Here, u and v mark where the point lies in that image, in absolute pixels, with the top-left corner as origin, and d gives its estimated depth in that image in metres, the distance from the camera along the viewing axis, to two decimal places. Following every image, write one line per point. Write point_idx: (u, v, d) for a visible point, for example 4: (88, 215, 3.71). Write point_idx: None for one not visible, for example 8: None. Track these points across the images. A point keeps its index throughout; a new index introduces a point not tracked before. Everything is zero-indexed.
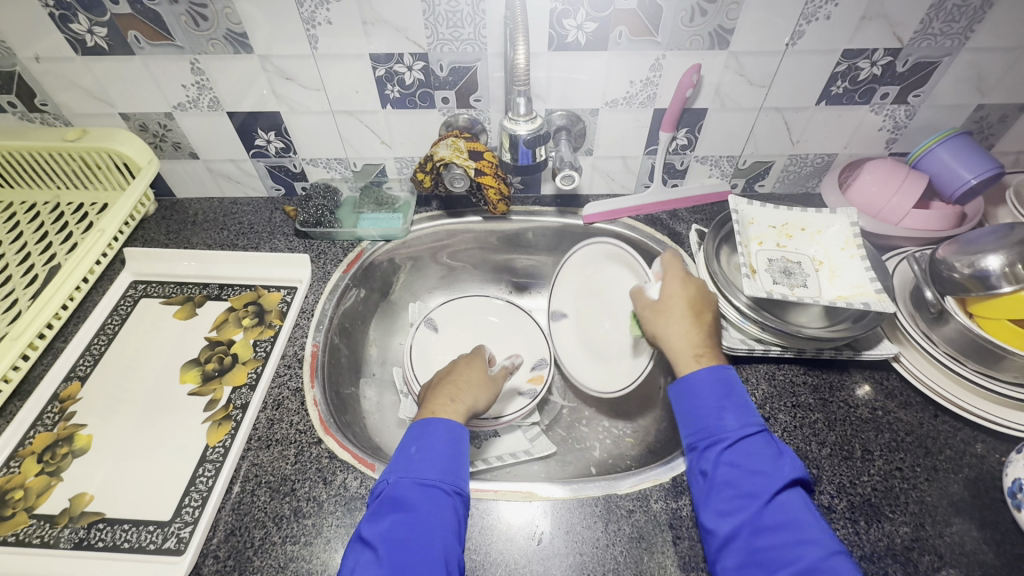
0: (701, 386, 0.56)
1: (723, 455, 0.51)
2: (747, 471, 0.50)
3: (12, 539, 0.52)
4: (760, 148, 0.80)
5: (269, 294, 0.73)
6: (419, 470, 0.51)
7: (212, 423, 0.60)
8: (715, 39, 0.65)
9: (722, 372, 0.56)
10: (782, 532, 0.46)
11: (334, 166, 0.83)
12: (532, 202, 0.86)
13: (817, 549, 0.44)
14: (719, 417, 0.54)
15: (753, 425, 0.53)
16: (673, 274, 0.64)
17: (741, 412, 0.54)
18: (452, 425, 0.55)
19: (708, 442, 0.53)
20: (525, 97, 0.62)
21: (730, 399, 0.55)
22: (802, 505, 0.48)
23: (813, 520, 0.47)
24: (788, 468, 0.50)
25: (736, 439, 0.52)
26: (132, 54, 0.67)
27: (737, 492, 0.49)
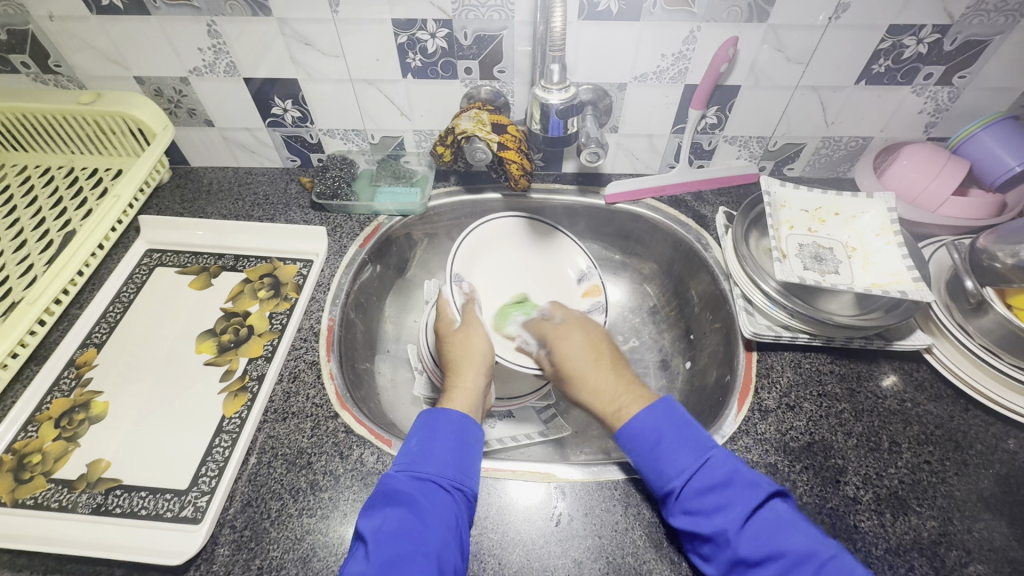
0: (638, 435, 0.52)
1: (682, 507, 0.49)
2: (707, 514, 0.47)
3: (30, 502, 0.52)
4: (793, 129, 0.77)
5: (285, 266, 0.72)
6: (421, 465, 0.50)
7: (229, 394, 0.60)
8: (754, 12, 0.62)
9: (652, 412, 0.53)
10: (767, 563, 0.44)
11: (352, 138, 0.81)
12: (553, 180, 0.84)
13: (805, 568, 0.43)
14: (660, 467, 0.50)
15: (694, 460, 0.50)
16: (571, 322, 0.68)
17: (679, 453, 0.50)
18: (455, 418, 0.54)
19: (664, 496, 0.50)
20: (559, 65, 0.59)
21: (664, 444, 0.51)
22: (774, 523, 0.45)
23: (790, 534, 0.45)
24: (745, 490, 0.47)
25: (682, 485, 0.49)
26: (147, 14, 0.64)
27: (708, 540, 0.47)
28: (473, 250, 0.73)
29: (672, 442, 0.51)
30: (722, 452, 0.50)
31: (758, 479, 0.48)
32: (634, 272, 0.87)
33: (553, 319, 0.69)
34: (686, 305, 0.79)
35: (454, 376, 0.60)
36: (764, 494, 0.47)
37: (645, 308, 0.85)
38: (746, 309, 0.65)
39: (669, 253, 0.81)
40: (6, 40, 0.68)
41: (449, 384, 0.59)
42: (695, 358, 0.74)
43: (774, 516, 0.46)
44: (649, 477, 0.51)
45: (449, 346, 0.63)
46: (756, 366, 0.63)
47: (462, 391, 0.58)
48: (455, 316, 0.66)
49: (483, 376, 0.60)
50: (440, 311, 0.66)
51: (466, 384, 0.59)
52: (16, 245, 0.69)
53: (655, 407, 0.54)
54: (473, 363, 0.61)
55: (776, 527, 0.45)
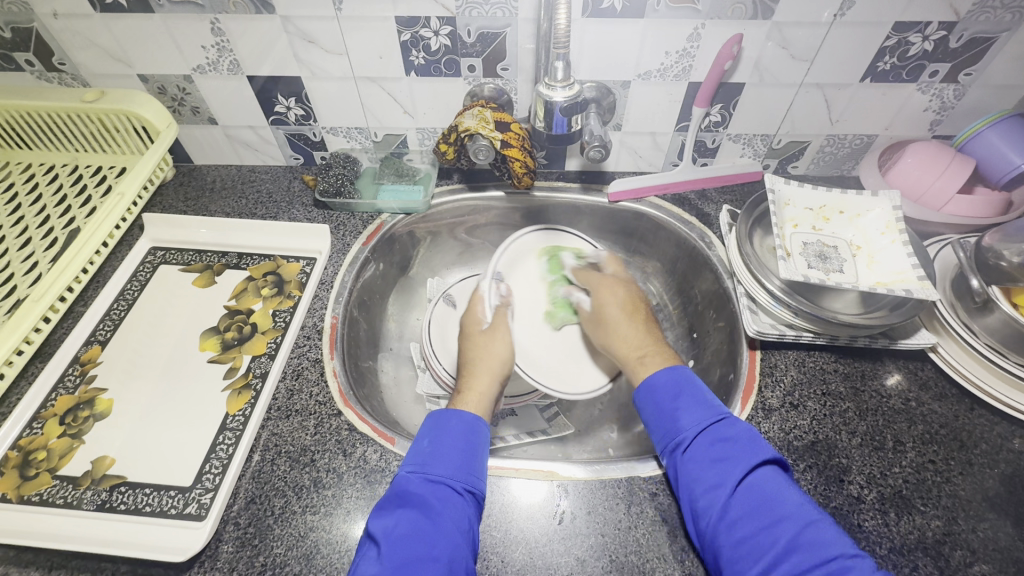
0: (659, 387, 0.55)
1: (687, 457, 0.50)
2: (710, 464, 0.49)
3: (36, 498, 0.52)
4: (797, 127, 0.76)
5: (289, 264, 0.72)
6: (433, 466, 0.50)
7: (232, 391, 0.60)
8: (758, 9, 0.62)
9: (676, 368, 0.56)
10: (753, 516, 0.45)
11: (355, 136, 0.81)
12: (556, 178, 0.84)
13: (792, 523, 0.44)
14: (676, 416, 0.52)
15: (708, 416, 0.51)
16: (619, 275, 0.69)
17: (695, 408, 0.52)
18: (467, 419, 0.54)
19: (671, 445, 0.52)
20: (562, 62, 0.59)
21: (683, 397, 0.53)
22: (770, 482, 0.47)
23: (783, 493, 0.46)
24: (749, 447, 0.49)
25: (693, 436, 0.51)
26: (151, 12, 0.65)
27: (705, 488, 0.48)
28: (517, 254, 0.73)
29: (690, 399, 0.53)
30: (734, 419, 0.52)
31: (766, 446, 0.49)
32: (637, 271, 0.87)
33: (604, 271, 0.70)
34: (690, 303, 0.79)
35: (469, 377, 0.60)
36: (768, 457, 0.48)
37: (649, 307, 0.84)
38: (750, 307, 0.65)
39: (673, 251, 0.81)
40: (10, 38, 0.68)
41: (462, 385, 0.59)
42: (699, 357, 0.74)
43: (771, 477, 0.47)
44: (662, 426, 0.53)
45: (470, 348, 0.63)
46: (759, 365, 0.63)
47: (475, 393, 0.58)
48: (484, 317, 0.66)
49: (498, 382, 0.60)
50: (473, 307, 0.67)
51: (480, 387, 0.59)
52: (21, 243, 0.69)
53: (675, 368, 0.56)
54: (490, 366, 0.60)
55: (771, 486, 0.46)
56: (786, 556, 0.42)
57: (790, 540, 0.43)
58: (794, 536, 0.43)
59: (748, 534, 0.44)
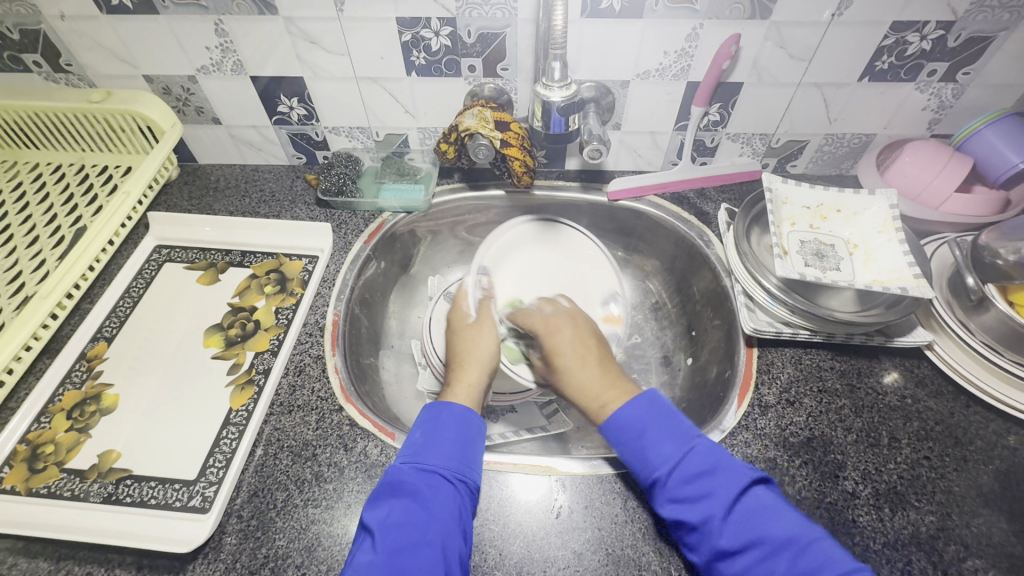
0: (625, 425, 0.54)
1: (666, 495, 0.49)
2: (692, 500, 0.48)
3: (44, 490, 0.53)
4: (796, 126, 0.77)
5: (291, 262, 0.73)
6: (425, 456, 0.51)
7: (235, 387, 0.61)
8: (756, 8, 0.63)
9: (639, 401, 0.55)
10: (748, 549, 0.45)
11: (357, 135, 0.82)
12: (556, 177, 0.84)
13: (786, 553, 0.44)
14: (646, 455, 0.51)
15: (678, 449, 0.51)
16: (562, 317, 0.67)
17: (665, 445, 0.51)
18: (457, 412, 0.55)
19: (649, 483, 0.51)
20: (560, 62, 0.60)
21: (650, 432, 0.52)
22: (756, 508, 0.46)
23: (771, 521, 0.46)
24: (727, 476, 0.48)
25: (667, 474, 0.50)
26: (156, 13, 0.66)
27: (693, 527, 0.47)
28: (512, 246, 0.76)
29: (656, 432, 0.52)
30: (706, 442, 0.51)
31: (741, 468, 0.49)
32: (636, 270, 0.87)
33: (543, 311, 0.68)
34: (689, 301, 0.79)
35: (458, 370, 0.61)
36: (746, 481, 0.48)
37: (648, 305, 0.85)
38: (747, 305, 0.65)
39: (672, 250, 0.81)
40: (19, 39, 0.69)
41: (453, 376, 0.60)
42: (697, 354, 0.75)
43: (754, 503, 0.47)
44: (636, 464, 0.52)
45: (458, 338, 0.64)
46: (756, 362, 0.63)
47: (466, 386, 0.59)
48: (470, 311, 0.67)
49: (486, 372, 0.61)
50: (456, 303, 0.68)
51: (470, 378, 0.60)
52: (28, 240, 0.70)
53: (639, 399, 0.55)
54: (478, 358, 0.62)
55: (758, 513, 0.46)
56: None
57: (788, 569, 0.43)
58: (790, 567, 0.43)
59: (749, 565, 0.44)
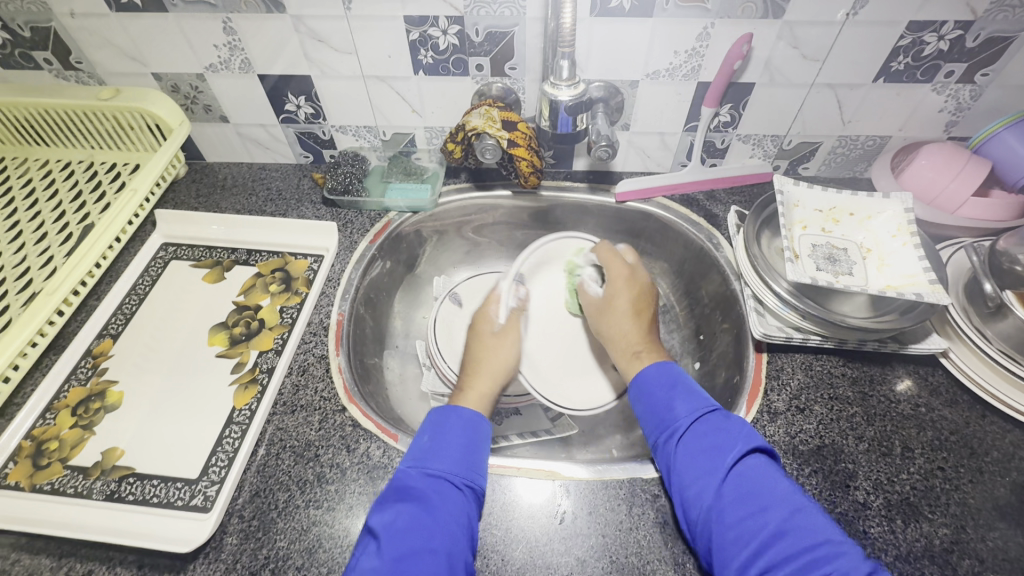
0: (651, 379, 0.55)
1: (680, 444, 0.50)
2: (703, 451, 0.49)
3: (47, 487, 0.53)
4: (808, 128, 0.75)
5: (297, 261, 0.73)
6: (433, 462, 0.51)
7: (239, 385, 0.60)
8: (769, 7, 0.62)
9: (666, 363, 0.57)
10: (744, 502, 0.45)
11: (364, 134, 0.82)
12: (563, 178, 0.83)
13: (779, 510, 0.44)
14: (671, 405, 0.53)
15: (701, 406, 0.52)
16: (621, 272, 0.66)
17: (692, 400, 0.52)
18: (468, 416, 0.55)
19: (663, 435, 0.52)
20: (567, 61, 0.59)
21: (677, 388, 0.54)
22: (762, 469, 0.47)
23: (774, 482, 0.46)
24: (741, 435, 0.49)
25: (687, 424, 0.51)
26: (165, 11, 0.66)
27: (696, 475, 0.48)
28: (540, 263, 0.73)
29: (684, 389, 0.54)
30: (727, 411, 0.52)
31: (758, 433, 0.49)
32: (644, 273, 0.86)
33: (624, 259, 0.68)
34: (697, 304, 0.78)
35: (470, 377, 0.60)
36: (761, 444, 0.48)
37: (655, 308, 0.84)
38: (757, 309, 0.64)
39: (681, 252, 0.80)
40: (30, 37, 0.70)
41: (464, 383, 0.60)
42: (706, 358, 0.74)
43: (762, 463, 0.47)
44: (655, 418, 0.53)
45: (477, 345, 0.63)
46: (766, 367, 0.62)
47: (477, 395, 0.58)
48: (498, 316, 0.66)
49: (499, 385, 0.60)
50: (487, 305, 0.67)
51: (481, 388, 0.59)
52: (37, 237, 0.70)
53: (666, 363, 0.57)
54: (492, 370, 0.61)
55: (762, 474, 0.46)
56: (771, 543, 0.42)
57: (779, 524, 0.43)
58: (781, 523, 0.43)
59: (738, 519, 0.44)
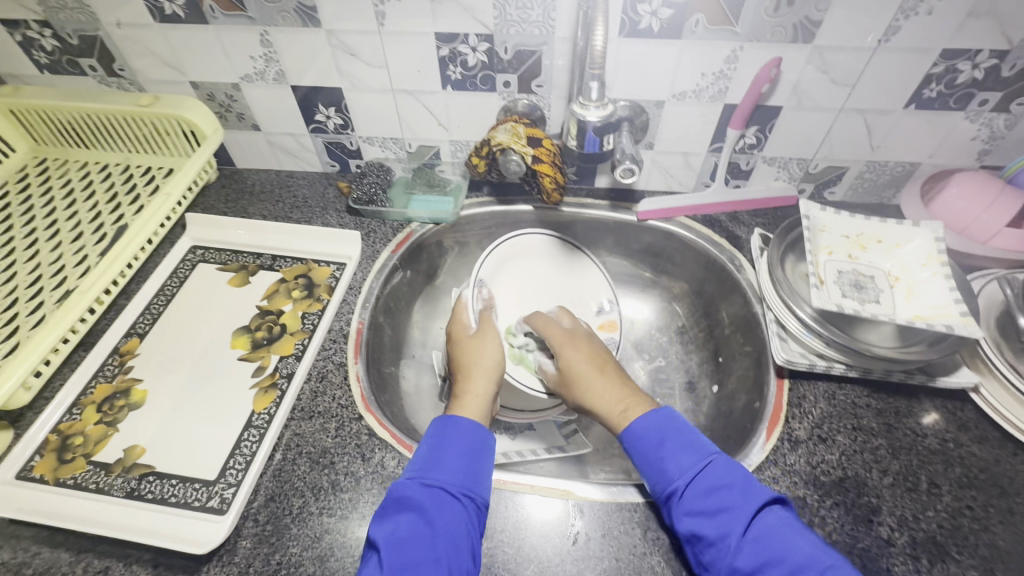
0: (639, 437, 0.54)
1: (683, 507, 0.49)
2: (710, 516, 0.47)
3: (70, 481, 0.54)
4: (835, 152, 0.75)
5: (319, 268, 0.74)
6: (431, 472, 0.51)
7: (259, 389, 0.61)
8: (799, 32, 0.62)
9: (656, 414, 0.55)
10: (763, 568, 0.44)
11: (390, 146, 0.83)
12: (585, 194, 0.83)
13: (806, 574, 0.42)
14: (663, 466, 0.51)
15: (697, 462, 0.50)
16: (566, 340, 0.64)
17: (684, 458, 0.51)
18: (466, 426, 0.55)
19: (663, 499, 0.50)
20: (598, 83, 0.60)
21: (668, 443, 0.52)
22: (776, 526, 0.46)
23: (792, 538, 0.45)
24: (744, 493, 0.48)
25: (685, 484, 0.49)
26: (206, 23, 0.68)
27: (709, 543, 0.46)
28: (506, 259, 0.74)
29: (675, 442, 0.52)
30: (725, 459, 0.51)
31: (760, 485, 0.48)
32: (664, 292, 0.85)
33: (561, 324, 0.68)
34: (717, 326, 0.77)
35: (466, 382, 0.61)
36: (765, 498, 0.47)
37: (674, 328, 0.83)
38: (779, 334, 0.63)
39: (702, 273, 0.79)
40: (78, 44, 0.73)
41: (460, 390, 0.60)
42: (725, 382, 0.72)
43: (774, 519, 0.46)
44: (652, 480, 0.52)
45: (462, 349, 0.63)
46: (787, 395, 0.60)
47: (474, 395, 0.59)
48: (472, 325, 0.66)
49: (495, 383, 0.61)
50: (456, 317, 0.68)
51: (478, 389, 0.60)
52: (73, 236, 0.72)
53: (655, 412, 0.55)
54: (483, 368, 0.61)
55: (775, 531, 0.45)
56: None
57: None
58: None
59: None
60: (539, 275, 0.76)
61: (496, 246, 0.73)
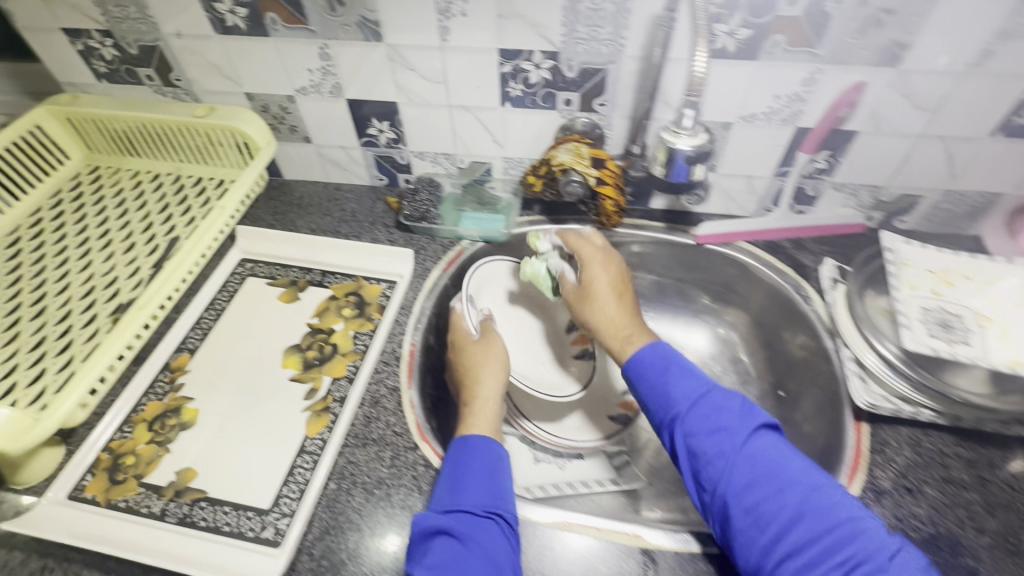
0: (645, 364, 0.57)
1: (684, 428, 0.51)
2: (709, 434, 0.50)
3: (122, 504, 0.53)
4: (911, 179, 0.71)
5: (370, 286, 0.72)
6: (456, 497, 0.51)
7: (312, 413, 0.59)
8: (885, 55, 0.59)
9: (656, 346, 0.59)
10: (759, 486, 0.46)
11: (441, 161, 0.81)
12: (640, 216, 0.80)
13: (797, 490, 0.45)
14: (668, 390, 0.54)
15: (698, 387, 0.53)
16: (596, 259, 0.67)
17: (687, 383, 0.54)
18: (483, 443, 0.56)
19: (664, 423, 0.53)
20: (693, 110, 0.56)
21: (672, 370, 0.55)
22: (772, 449, 0.48)
23: (786, 460, 0.47)
24: (742, 418, 0.50)
25: (687, 408, 0.52)
26: (266, 35, 0.67)
27: (708, 460, 0.49)
28: (484, 282, 0.76)
29: (678, 370, 0.55)
30: (724, 389, 0.54)
31: (757, 411, 0.51)
32: (719, 319, 0.82)
33: (591, 242, 0.69)
34: (779, 359, 0.74)
35: (471, 389, 0.63)
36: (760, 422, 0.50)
37: (730, 357, 0.80)
38: (859, 374, 0.60)
39: (763, 301, 0.76)
40: (136, 54, 0.72)
41: (468, 397, 0.63)
42: (789, 418, 0.69)
43: (769, 442, 0.49)
44: (655, 403, 0.55)
45: (467, 357, 0.66)
46: (868, 440, 0.57)
47: (482, 399, 0.62)
48: (472, 330, 0.68)
49: (501, 382, 0.64)
50: (456, 326, 0.69)
51: (486, 393, 0.62)
52: (126, 247, 0.71)
53: (660, 343, 0.59)
54: (490, 371, 0.64)
55: (771, 454, 0.48)
56: (795, 523, 0.44)
57: (797, 504, 0.45)
58: (800, 504, 0.45)
59: (757, 503, 0.46)
60: (514, 293, 0.80)
61: (476, 271, 0.75)
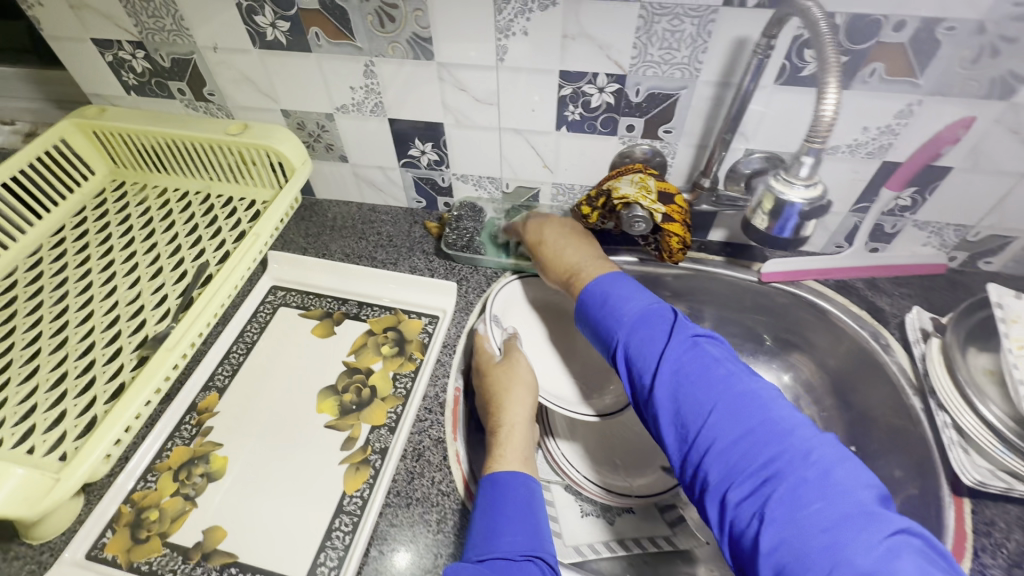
0: (588, 297, 0.59)
1: (621, 352, 0.54)
2: (642, 354, 0.52)
3: (145, 567, 0.48)
4: (1006, 221, 0.64)
5: (410, 320, 0.67)
6: (493, 539, 0.46)
7: (349, 466, 0.54)
8: (997, 88, 0.53)
9: (596, 281, 0.59)
10: (681, 394, 0.48)
11: (484, 184, 0.76)
12: (697, 249, 0.75)
13: (718, 393, 0.47)
14: (606, 319, 0.56)
15: (636, 310, 0.55)
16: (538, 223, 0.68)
17: (621, 307, 0.56)
18: (519, 478, 0.52)
19: (608, 348, 0.56)
20: (813, 158, 0.48)
21: (609, 298, 0.57)
22: (700, 360, 0.49)
23: (714, 367, 0.49)
24: (674, 335, 0.52)
25: (621, 333, 0.54)
26: (308, 51, 0.62)
27: (641, 377, 0.51)
28: (509, 304, 0.71)
29: (616, 295, 0.57)
30: (665, 309, 0.55)
31: (691, 327, 0.52)
32: (780, 362, 0.76)
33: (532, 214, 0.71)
34: (851, 411, 0.68)
35: (498, 414, 0.58)
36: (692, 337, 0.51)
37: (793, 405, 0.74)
38: (961, 444, 0.55)
39: (832, 347, 0.70)
40: (168, 67, 0.68)
41: (495, 424, 0.57)
42: None
43: (700, 354, 0.50)
44: (600, 333, 0.57)
45: (492, 381, 0.60)
46: (970, 520, 0.52)
47: (510, 425, 0.57)
48: (495, 351, 0.63)
49: (529, 406, 0.59)
50: (479, 347, 0.64)
51: (514, 417, 0.58)
52: (152, 273, 0.67)
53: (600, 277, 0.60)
54: (519, 392, 0.59)
55: (700, 364, 0.49)
56: (715, 424, 0.46)
57: (715, 405, 0.46)
58: (721, 407, 0.46)
59: (679, 409, 0.48)
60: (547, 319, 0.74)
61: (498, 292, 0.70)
